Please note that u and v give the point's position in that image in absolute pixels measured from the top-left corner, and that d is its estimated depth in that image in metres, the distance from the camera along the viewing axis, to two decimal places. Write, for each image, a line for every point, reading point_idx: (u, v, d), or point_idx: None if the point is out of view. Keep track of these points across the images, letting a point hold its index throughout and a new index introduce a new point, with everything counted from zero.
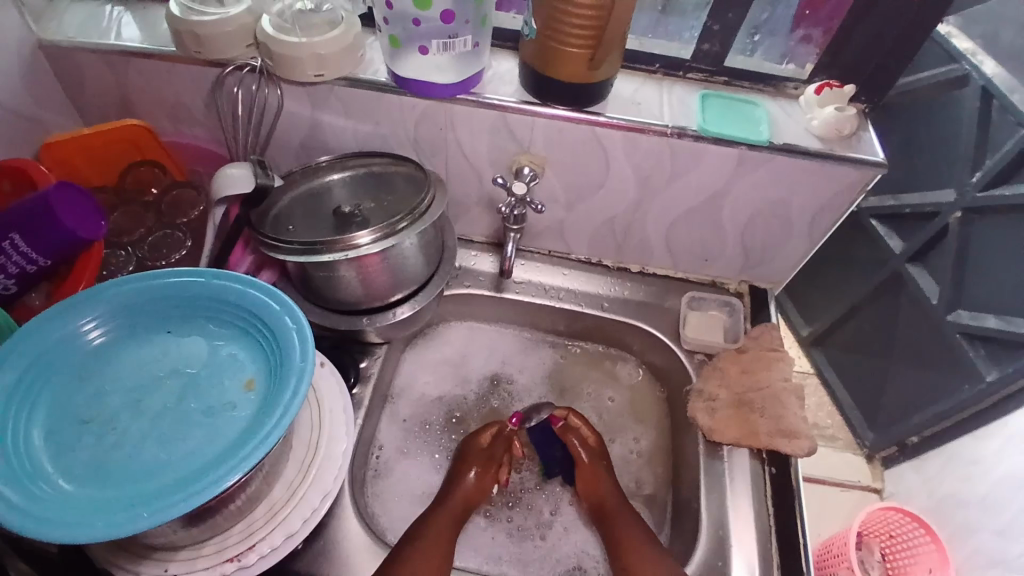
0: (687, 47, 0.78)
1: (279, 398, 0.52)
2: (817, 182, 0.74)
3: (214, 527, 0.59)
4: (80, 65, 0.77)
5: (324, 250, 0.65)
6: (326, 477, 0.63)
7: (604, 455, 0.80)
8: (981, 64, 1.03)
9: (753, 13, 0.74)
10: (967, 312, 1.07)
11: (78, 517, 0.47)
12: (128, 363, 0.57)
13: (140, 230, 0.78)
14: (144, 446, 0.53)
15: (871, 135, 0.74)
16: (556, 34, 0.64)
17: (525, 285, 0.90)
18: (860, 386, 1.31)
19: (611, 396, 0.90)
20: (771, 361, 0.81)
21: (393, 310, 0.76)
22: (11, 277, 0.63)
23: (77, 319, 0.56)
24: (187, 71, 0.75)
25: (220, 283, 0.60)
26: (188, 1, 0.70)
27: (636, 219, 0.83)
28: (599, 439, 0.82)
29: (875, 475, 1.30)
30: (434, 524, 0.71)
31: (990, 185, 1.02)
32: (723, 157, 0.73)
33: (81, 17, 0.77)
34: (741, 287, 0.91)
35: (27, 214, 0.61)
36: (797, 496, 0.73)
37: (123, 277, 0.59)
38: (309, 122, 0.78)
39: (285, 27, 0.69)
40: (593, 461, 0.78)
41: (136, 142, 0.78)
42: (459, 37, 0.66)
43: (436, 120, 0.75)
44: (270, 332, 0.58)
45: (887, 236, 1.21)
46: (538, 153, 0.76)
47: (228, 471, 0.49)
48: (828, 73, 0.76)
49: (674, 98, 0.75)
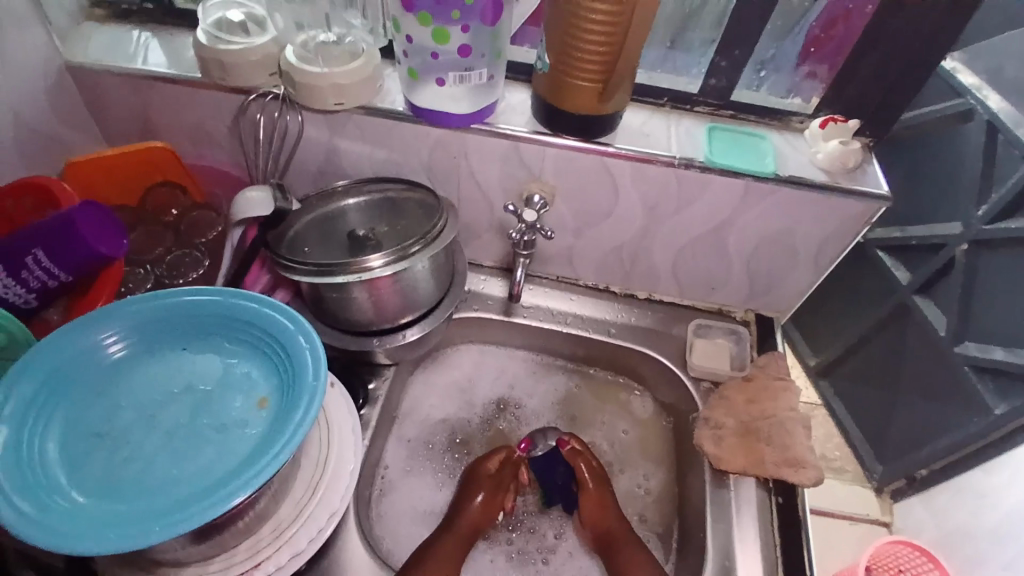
0: (694, 82, 0.80)
1: (291, 416, 0.53)
2: (823, 213, 0.75)
3: (221, 544, 0.59)
4: (105, 87, 0.80)
5: (337, 272, 0.66)
6: (333, 497, 0.64)
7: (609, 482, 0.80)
8: (986, 99, 1.04)
9: (759, 50, 0.77)
10: (974, 345, 1.07)
11: (90, 530, 0.48)
12: (142, 379, 0.58)
13: (158, 248, 0.79)
14: (155, 461, 0.53)
15: (875, 168, 0.75)
16: (568, 70, 0.66)
17: (534, 309, 0.91)
18: (867, 418, 1.30)
19: (626, 428, 0.90)
20: (777, 391, 0.81)
21: (402, 332, 0.77)
22: (31, 291, 0.65)
23: (94, 334, 0.58)
24: (209, 96, 0.78)
25: (237, 302, 0.61)
26: (215, 29, 0.73)
27: (643, 247, 0.84)
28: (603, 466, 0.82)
29: (883, 509, 1.28)
30: (444, 549, 0.72)
31: (996, 218, 1.03)
32: (730, 188, 0.74)
33: (109, 41, 0.80)
34: (747, 316, 0.92)
35: (51, 232, 0.63)
36: (803, 531, 0.73)
37: (142, 294, 0.61)
38: (326, 148, 0.81)
39: (308, 57, 0.72)
40: (602, 491, 0.78)
41: (157, 164, 0.81)
42: (474, 70, 0.69)
43: (450, 148, 0.77)
44: (283, 352, 0.59)
45: (894, 267, 1.22)
46: (548, 181, 0.78)
47: (239, 487, 0.50)
48: (833, 108, 0.78)
49: (681, 131, 0.77)
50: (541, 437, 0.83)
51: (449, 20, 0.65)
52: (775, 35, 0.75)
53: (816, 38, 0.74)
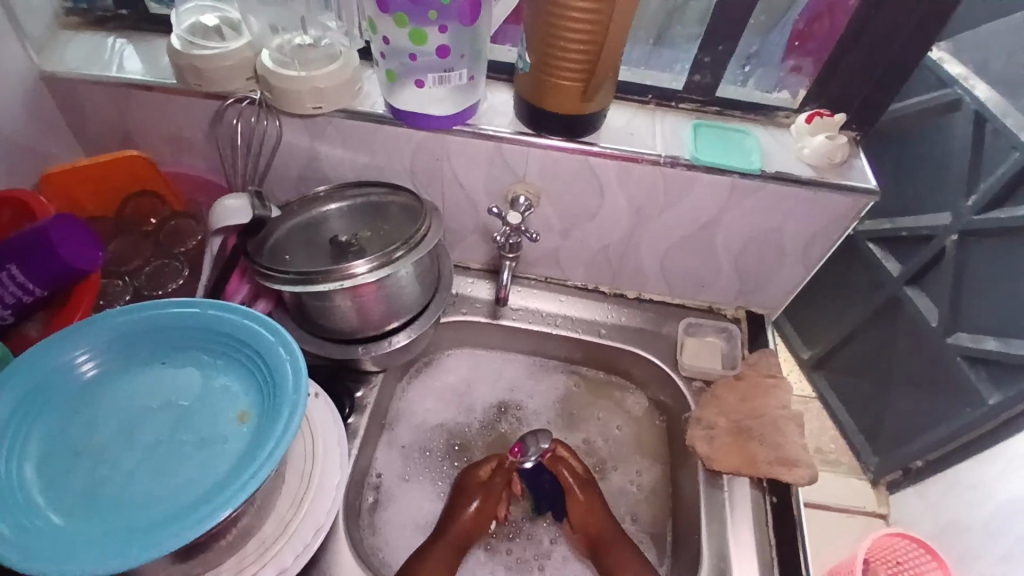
0: (678, 79, 0.79)
1: (272, 430, 0.52)
2: (812, 208, 0.74)
3: (205, 562, 0.57)
4: (82, 97, 0.78)
5: (319, 280, 0.65)
6: (319, 510, 0.63)
7: (596, 484, 0.79)
8: (973, 88, 1.04)
9: (742, 46, 0.76)
10: (966, 335, 1.07)
11: (67, 552, 0.46)
12: (121, 395, 0.57)
13: (137, 259, 0.78)
14: (135, 479, 0.52)
15: (862, 162, 0.75)
16: (551, 69, 0.65)
17: (522, 311, 0.90)
18: (862, 410, 1.30)
19: (620, 424, 0.89)
20: (768, 388, 0.80)
21: (388, 338, 0.76)
22: (7, 307, 0.63)
23: (70, 351, 0.56)
24: (187, 103, 0.76)
25: (216, 314, 0.60)
26: (189, 35, 0.71)
27: (631, 247, 0.83)
28: (587, 469, 0.80)
29: (879, 500, 1.28)
30: (438, 559, 0.71)
31: (985, 209, 1.03)
32: (717, 185, 0.73)
33: (84, 50, 0.79)
34: (738, 313, 0.91)
35: (26, 246, 0.62)
36: (799, 530, 0.72)
37: (119, 308, 0.59)
38: (307, 153, 0.79)
39: (285, 62, 0.71)
40: (589, 495, 0.77)
41: (135, 173, 0.79)
42: (455, 71, 0.68)
43: (433, 151, 0.76)
44: (264, 363, 0.57)
45: (883, 259, 1.21)
46: (533, 182, 0.77)
47: (220, 505, 0.48)
48: (818, 103, 0.77)
49: (666, 129, 0.76)
50: (534, 442, 0.77)
51: (426, 21, 0.64)
52: (758, 31, 0.75)
53: (799, 32, 0.73)
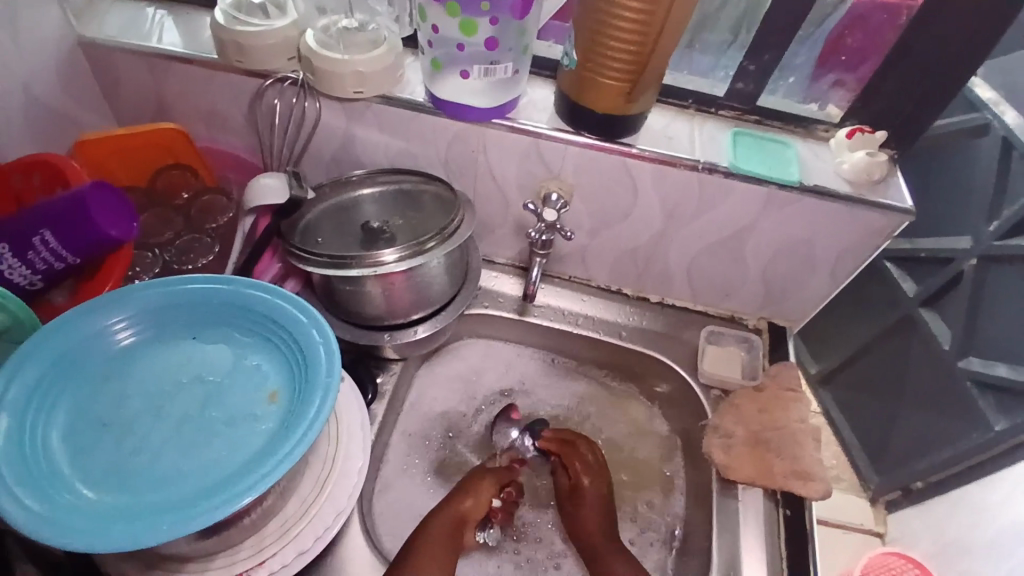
0: (721, 85, 0.79)
1: (303, 413, 0.52)
2: (844, 225, 0.74)
3: (226, 540, 0.58)
4: (120, 66, 0.78)
5: (351, 265, 0.65)
6: (341, 494, 0.62)
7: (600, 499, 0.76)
8: (1002, 115, 1.03)
9: (787, 56, 0.76)
10: (978, 360, 1.07)
11: (94, 524, 0.46)
12: (151, 368, 0.57)
13: (169, 232, 0.78)
14: (162, 453, 0.52)
15: (899, 181, 0.74)
16: (596, 67, 0.65)
17: (546, 309, 0.91)
18: (867, 426, 1.30)
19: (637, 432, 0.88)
20: (789, 402, 0.80)
21: (413, 327, 0.76)
22: (36, 273, 0.64)
23: (105, 319, 0.57)
24: (225, 80, 0.76)
25: (252, 293, 0.60)
26: (233, 10, 0.71)
27: (659, 250, 0.83)
28: (596, 483, 0.77)
29: (877, 518, 1.28)
30: (434, 531, 0.70)
31: (1007, 235, 1.03)
32: (752, 195, 0.73)
33: (123, 19, 0.79)
34: (759, 324, 0.91)
35: (60, 212, 0.61)
36: (811, 542, 0.72)
37: (154, 280, 0.59)
38: (342, 136, 0.79)
39: (330, 43, 0.70)
40: (596, 483, 0.77)
41: (171, 146, 0.79)
42: (500, 65, 0.68)
43: (469, 143, 0.75)
44: (296, 345, 0.57)
45: (901, 279, 1.21)
46: (567, 179, 0.77)
47: (250, 485, 0.49)
48: (859, 118, 0.77)
49: (705, 135, 0.76)
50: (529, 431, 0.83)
51: (478, 12, 0.64)
52: (802, 41, 0.74)
53: (843, 45, 0.73)
